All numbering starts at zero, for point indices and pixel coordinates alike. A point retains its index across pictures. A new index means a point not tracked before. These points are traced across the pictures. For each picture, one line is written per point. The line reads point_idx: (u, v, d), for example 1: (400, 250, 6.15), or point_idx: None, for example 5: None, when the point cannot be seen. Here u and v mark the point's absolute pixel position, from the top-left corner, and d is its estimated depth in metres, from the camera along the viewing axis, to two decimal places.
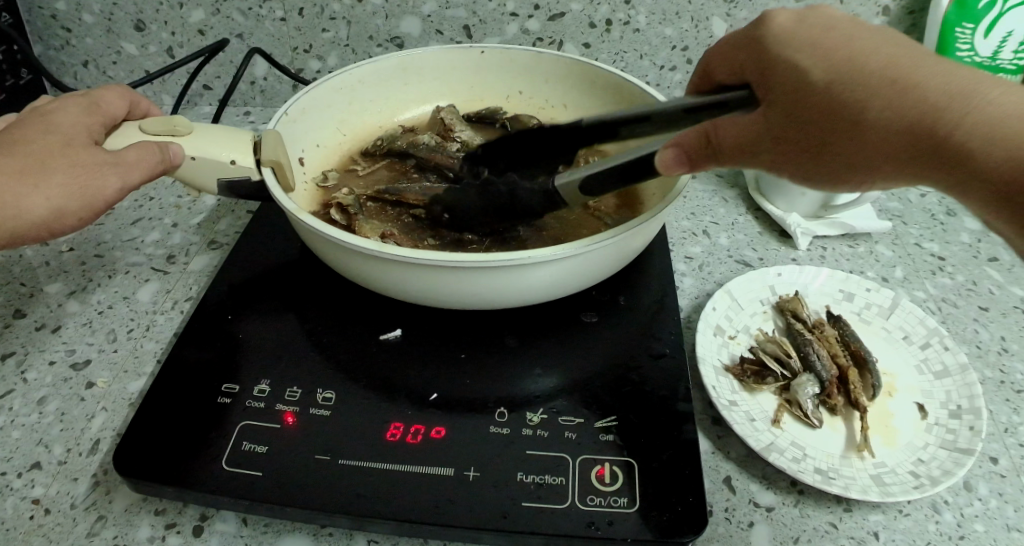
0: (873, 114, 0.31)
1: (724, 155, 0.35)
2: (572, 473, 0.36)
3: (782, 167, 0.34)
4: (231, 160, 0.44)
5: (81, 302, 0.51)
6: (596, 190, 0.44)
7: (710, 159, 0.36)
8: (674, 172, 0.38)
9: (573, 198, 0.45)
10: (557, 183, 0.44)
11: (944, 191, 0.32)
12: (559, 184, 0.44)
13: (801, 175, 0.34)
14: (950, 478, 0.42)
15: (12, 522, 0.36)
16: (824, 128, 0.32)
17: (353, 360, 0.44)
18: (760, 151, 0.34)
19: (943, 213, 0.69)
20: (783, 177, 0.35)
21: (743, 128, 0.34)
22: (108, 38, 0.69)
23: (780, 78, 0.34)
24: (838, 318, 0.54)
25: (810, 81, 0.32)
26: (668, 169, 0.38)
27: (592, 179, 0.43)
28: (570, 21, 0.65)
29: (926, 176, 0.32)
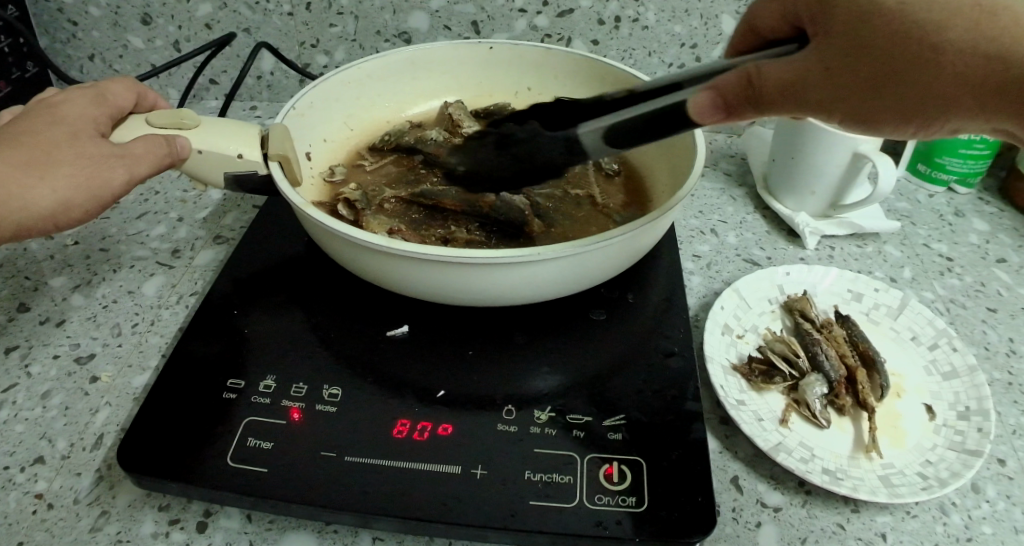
0: (949, 46, 0.29)
1: (768, 103, 0.33)
2: (579, 472, 0.36)
3: (832, 108, 0.32)
4: (239, 153, 0.43)
5: (86, 296, 0.51)
6: (623, 143, 0.42)
7: (751, 107, 0.34)
8: (708, 118, 0.36)
9: (597, 150, 0.44)
10: (583, 129, 0.43)
11: (1022, 126, 0.30)
12: (583, 129, 0.43)
13: (854, 120, 0.32)
14: (958, 480, 0.41)
15: (16, 516, 0.36)
16: (889, 60, 0.30)
17: (359, 356, 0.43)
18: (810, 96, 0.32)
19: (952, 214, 0.69)
20: (833, 120, 0.33)
21: (793, 66, 0.32)
22: (114, 32, 0.69)
23: (837, 7, 0.31)
24: (846, 318, 0.54)
25: (876, 2, 0.30)
26: (704, 116, 0.36)
27: (620, 129, 0.42)
28: (579, 17, 0.65)
29: (1003, 110, 0.30)
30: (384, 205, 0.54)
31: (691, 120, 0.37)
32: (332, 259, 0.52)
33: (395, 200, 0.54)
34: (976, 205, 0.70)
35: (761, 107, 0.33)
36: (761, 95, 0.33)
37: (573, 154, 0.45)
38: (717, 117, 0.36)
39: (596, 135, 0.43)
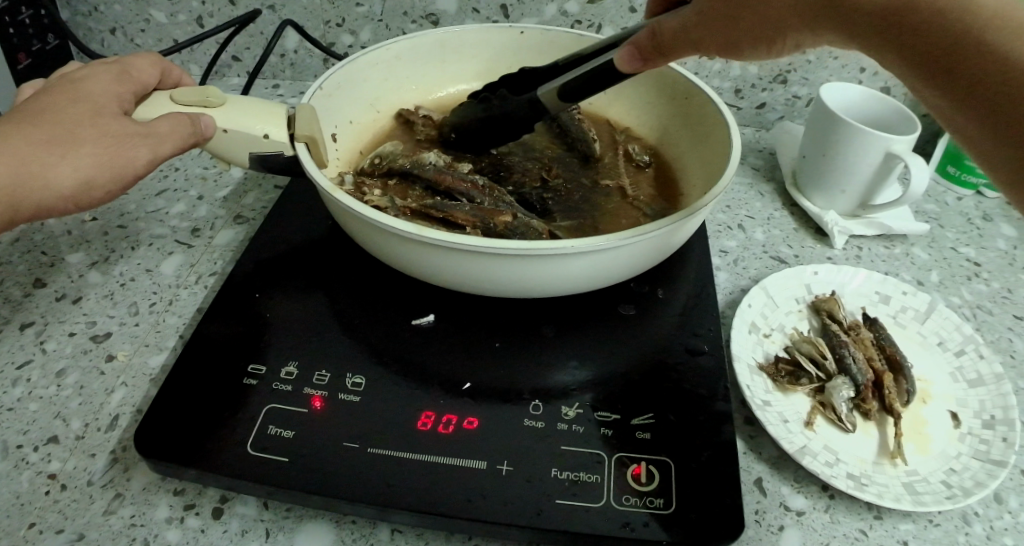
0: None
1: (669, 50, 0.39)
2: (608, 471, 0.35)
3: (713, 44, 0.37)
4: (265, 133, 0.42)
5: (103, 274, 0.50)
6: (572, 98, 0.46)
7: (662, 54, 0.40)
8: (630, 66, 0.41)
9: (555, 105, 0.48)
10: (540, 91, 0.48)
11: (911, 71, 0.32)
12: (538, 91, 0.48)
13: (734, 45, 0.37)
14: (983, 490, 0.40)
15: (29, 497, 0.35)
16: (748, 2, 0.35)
17: (385, 345, 0.43)
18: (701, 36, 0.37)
19: (981, 218, 0.67)
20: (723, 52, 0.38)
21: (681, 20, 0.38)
22: (137, 5, 0.67)
23: None
24: (874, 320, 0.52)
25: None
26: (625, 64, 0.42)
27: (568, 87, 0.46)
28: (611, 4, 0.63)
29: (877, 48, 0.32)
30: (413, 207, 0.49)
31: (613, 67, 0.42)
32: (353, 242, 0.51)
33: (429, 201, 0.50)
34: (1005, 209, 0.68)
35: (667, 54, 0.40)
36: (666, 39, 0.39)
37: (535, 109, 0.49)
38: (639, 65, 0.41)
39: (554, 95, 0.47)
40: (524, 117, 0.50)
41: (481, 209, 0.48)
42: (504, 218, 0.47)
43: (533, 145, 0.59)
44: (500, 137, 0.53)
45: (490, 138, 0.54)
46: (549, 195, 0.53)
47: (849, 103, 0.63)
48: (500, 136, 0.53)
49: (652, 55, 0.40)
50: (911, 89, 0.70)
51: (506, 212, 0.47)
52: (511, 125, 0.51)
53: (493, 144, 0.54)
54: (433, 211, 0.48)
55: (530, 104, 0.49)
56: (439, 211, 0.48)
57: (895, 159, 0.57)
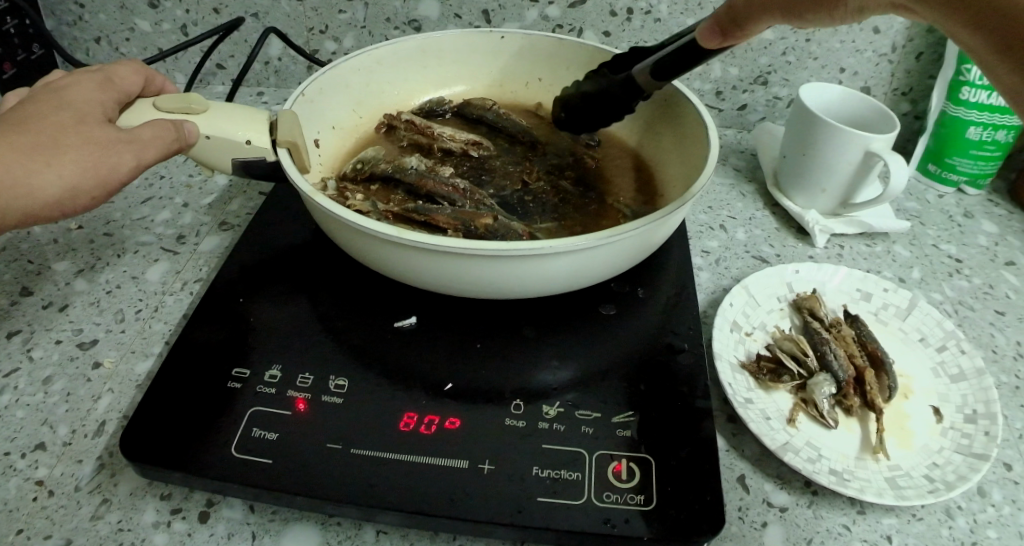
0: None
1: (745, 18, 0.38)
2: (588, 468, 0.36)
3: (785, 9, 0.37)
4: (247, 140, 0.43)
5: (89, 281, 0.50)
6: (602, 111, 0.52)
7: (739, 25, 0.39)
8: (711, 42, 0.41)
9: (649, 84, 0.47)
10: (633, 70, 0.47)
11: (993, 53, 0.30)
12: (634, 70, 0.47)
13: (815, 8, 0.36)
14: (965, 484, 0.41)
15: (17, 503, 0.36)
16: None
17: (367, 347, 0.43)
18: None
19: (962, 215, 0.68)
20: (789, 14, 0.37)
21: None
22: (121, 14, 0.68)
23: None
24: (855, 317, 0.53)
25: None
26: (708, 41, 0.41)
27: (661, 66, 0.45)
28: (591, 8, 0.64)
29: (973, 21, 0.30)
30: (395, 212, 0.49)
31: (698, 45, 0.42)
32: (338, 247, 0.51)
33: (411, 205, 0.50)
34: (985, 206, 0.69)
35: (740, 25, 0.39)
36: (742, 10, 0.38)
37: (630, 87, 0.49)
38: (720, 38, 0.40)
39: (647, 73, 0.47)
40: (620, 97, 0.50)
41: (461, 212, 0.48)
42: (484, 220, 0.47)
43: (515, 150, 0.60)
44: (601, 118, 0.53)
45: (589, 120, 0.54)
46: (530, 198, 0.54)
47: (828, 103, 0.64)
48: (602, 117, 0.53)
49: (732, 32, 0.39)
50: (890, 89, 0.71)
51: (487, 215, 0.48)
52: (610, 104, 0.51)
53: (595, 125, 0.55)
54: (414, 215, 0.49)
55: (625, 83, 0.48)
56: (420, 215, 0.49)
57: (873, 158, 0.58)
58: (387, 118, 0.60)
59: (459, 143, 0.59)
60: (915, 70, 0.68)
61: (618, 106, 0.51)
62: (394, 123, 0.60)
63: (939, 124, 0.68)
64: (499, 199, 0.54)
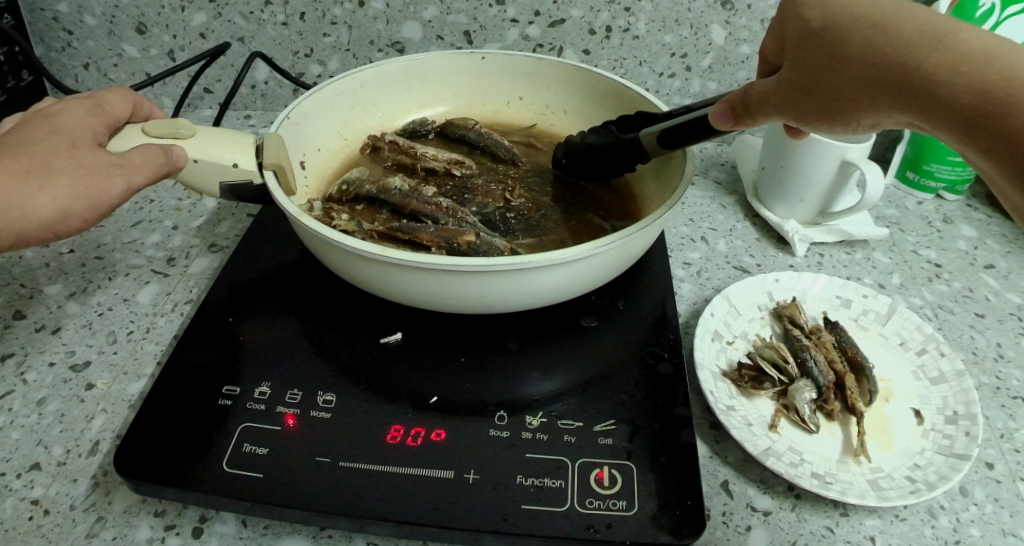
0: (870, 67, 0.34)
1: (758, 110, 0.40)
2: (571, 475, 0.37)
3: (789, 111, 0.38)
4: (234, 163, 0.44)
5: (81, 304, 0.51)
6: (603, 167, 0.53)
7: (753, 115, 0.40)
8: (722, 125, 0.42)
9: (652, 149, 0.48)
10: (641, 132, 0.48)
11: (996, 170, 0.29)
12: (640, 132, 0.48)
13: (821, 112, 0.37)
14: (947, 483, 0.42)
15: (12, 523, 0.36)
16: (820, 84, 0.36)
17: (354, 363, 0.44)
18: (787, 97, 0.38)
19: (940, 221, 0.70)
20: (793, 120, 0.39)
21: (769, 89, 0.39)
22: (109, 41, 0.69)
23: (817, 57, 0.36)
24: (835, 324, 0.54)
25: (837, 53, 0.35)
26: (719, 122, 0.42)
27: (668, 134, 0.46)
28: (570, 27, 0.66)
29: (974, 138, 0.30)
30: (380, 230, 0.50)
31: (709, 123, 0.43)
32: (326, 266, 0.53)
33: (396, 224, 0.51)
34: (964, 211, 0.71)
35: (752, 114, 0.40)
36: (756, 100, 0.40)
37: (635, 147, 0.49)
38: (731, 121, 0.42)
39: (653, 138, 0.47)
40: (626, 156, 0.50)
41: (444, 230, 0.49)
42: (467, 237, 0.48)
43: (497, 168, 0.62)
44: (608, 170, 0.54)
45: (596, 171, 0.55)
46: (513, 214, 0.55)
47: None
48: (609, 170, 0.54)
49: (743, 117, 0.41)
50: None
51: (469, 232, 0.49)
52: (616, 160, 0.52)
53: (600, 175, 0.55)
54: (399, 234, 0.50)
55: (632, 143, 0.49)
56: (405, 233, 0.50)
57: (850, 167, 0.60)
58: (371, 139, 0.61)
59: (443, 162, 0.61)
60: None
61: (624, 163, 0.51)
62: (379, 143, 0.61)
63: (915, 132, 0.70)
64: (482, 216, 0.55)
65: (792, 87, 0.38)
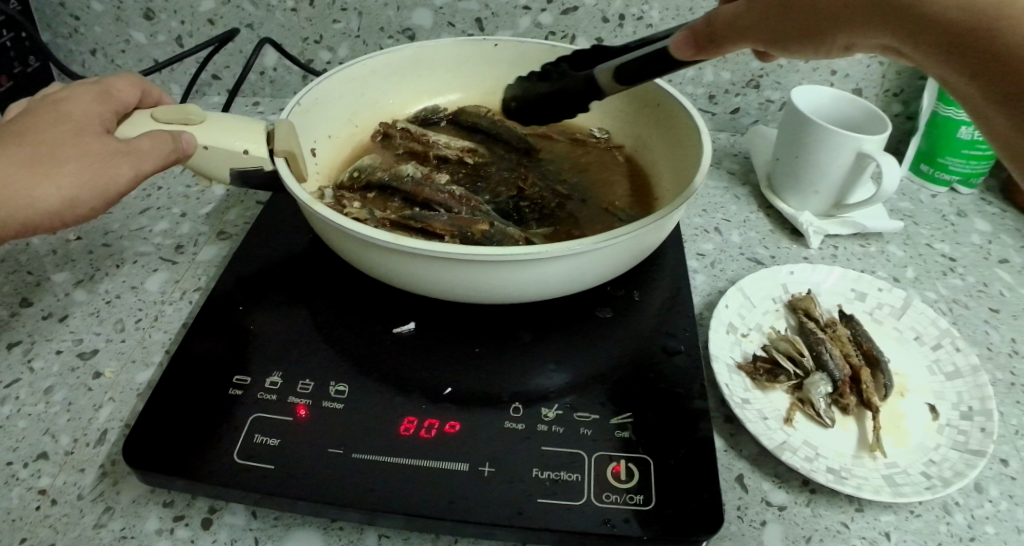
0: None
1: (724, 37, 0.36)
2: (587, 469, 0.36)
3: (760, 39, 0.35)
4: (244, 149, 0.43)
5: (88, 292, 0.50)
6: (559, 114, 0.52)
7: (719, 45, 0.37)
8: (686, 53, 0.39)
9: (610, 87, 0.46)
10: (597, 70, 0.46)
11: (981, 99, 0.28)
12: (595, 70, 0.46)
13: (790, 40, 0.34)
14: (962, 480, 0.41)
15: (19, 512, 0.36)
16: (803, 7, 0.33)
17: (366, 353, 0.43)
18: (755, 25, 0.35)
19: (954, 215, 0.69)
20: (759, 48, 0.36)
21: (738, 14, 0.36)
22: (116, 27, 0.68)
23: None
24: (850, 317, 0.54)
25: None
26: (681, 52, 0.39)
27: (623, 67, 0.44)
28: (583, 15, 0.65)
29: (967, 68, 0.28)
30: (392, 219, 0.50)
31: (670, 53, 0.40)
32: (336, 255, 0.52)
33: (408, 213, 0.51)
34: (978, 205, 0.70)
35: (718, 43, 0.37)
36: (722, 27, 0.36)
37: (591, 86, 0.48)
38: (694, 51, 0.38)
39: (610, 74, 0.45)
40: (578, 93, 0.49)
41: (458, 218, 0.49)
42: (481, 226, 0.48)
43: (510, 157, 0.61)
44: (561, 112, 0.52)
45: (547, 113, 0.53)
46: (526, 203, 0.54)
47: (819, 106, 0.65)
48: (560, 111, 0.52)
49: (709, 47, 0.37)
50: (880, 91, 0.72)
51: (483, 221, 0.48)
52: (570, 100, 0.50)
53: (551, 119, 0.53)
54: (412, 222, 0.49)
55: (587, 81, 0.47)
56: (418, 222, 0.49)
57: (866, 159, 0.59)
58: (383, 127, 0.61)
59: (455, 150, 0.60)
60: (906, 72, 0.69)
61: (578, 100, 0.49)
62: (390, 128, 0.61)
63: (931, 124, 0.69)
64: (495, 205, 0.54)
65: (763, 12, 0.35)
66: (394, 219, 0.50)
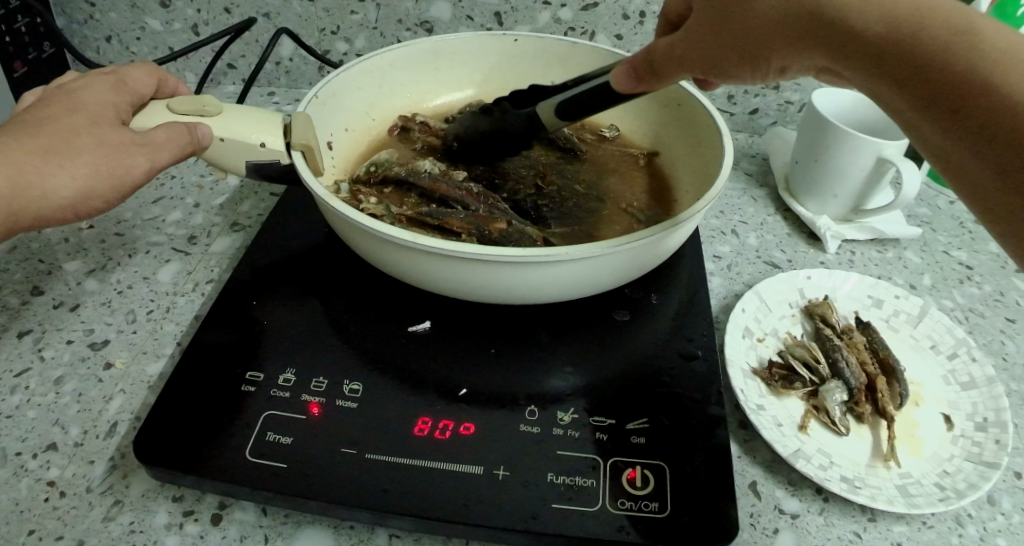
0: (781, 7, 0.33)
1: (661, 69, 0.39)
2: (603, 475, 0.35)
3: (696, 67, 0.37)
4: (261, 142, 0.43)
5: (100, 281, 0.50)
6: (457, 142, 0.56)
7: (659, 75, 0.40)
8: (626, 84, 0.42)
9: (550, 121, 0.50)
10: (537, 106, 0.50)
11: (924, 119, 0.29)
12: (537, 106, 0.49)
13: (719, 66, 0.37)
14: (976, 492, 0.40)
15: (28, 504, 0.36)
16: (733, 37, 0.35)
17: (382, 351, 0.43)
18: (691, 56, 0.37)
19: (972, 222, 0.68)
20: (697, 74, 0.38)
21: (673, 47, 0.38)
22: (132, 13, 0.68)
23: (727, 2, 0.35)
24: (867, 324, 0.53)
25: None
26: (620, 84, 0.42)
27: (566, 104, 0.47)
28: (604, 11, 0.64)
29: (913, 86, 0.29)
30: (409, 214, 0.49)
31: (610, 86, 0.43)
32: (350, 250, 0.51)
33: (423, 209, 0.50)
34: None
35: (658, 73, 0.40)
36: (657, 60, 0.39)
37: (531, 125, 0.51)
38: (633, 82, 0.41)
39: (551, 110, 0.49)
40: (521, 131, 0.52)
41: (475, 216, 0.48)
42: (498, 225, 0.47)
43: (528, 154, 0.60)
44: (500, 150, 0.55)
45: (484, 153, 0.56)
46: (544, 202, 0.54)
47: (839, 110, 0.64)
48: (499, 150, 0.55)
49: (647, 79, 0.40)
50: None
51: (500, 219, 0.48)
52: (509, 139, 0.53)
53: (487, 159, 0.57)
54: (428, 219, 0.48)
55: (529, 120, 0.51)
56: (434, 218, 0.48)
57: (886, 164, 0.58)
58: (401, 120, 0.61)
59: None
60: None
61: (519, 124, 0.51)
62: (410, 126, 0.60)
63: None
64: (513, 203, 0.53)
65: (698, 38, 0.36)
66: (410, 215, 0.50)
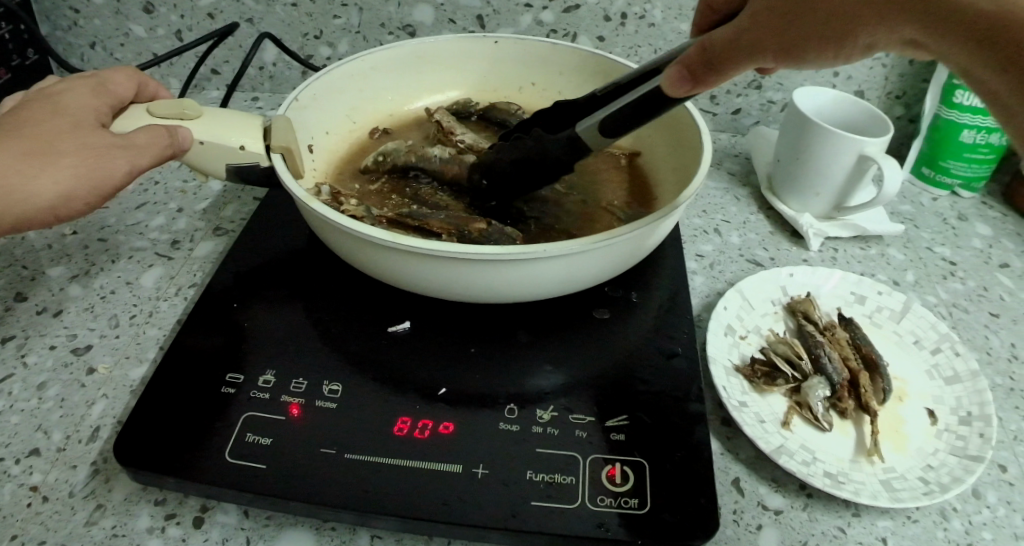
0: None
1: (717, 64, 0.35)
2: (582, 472, 0.36)
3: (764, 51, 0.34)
4: (241, 145, 0.43)
5: (84, 287, 0.50)
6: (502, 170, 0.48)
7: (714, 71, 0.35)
8: (677, 88, 0.36)
9: (596, 142, 0.43)
10: (579, 128, 0.43)
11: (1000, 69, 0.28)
12: (578, 127, 0.43)
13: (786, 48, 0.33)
14: (960, 485, 0.41)
15: (9, 509, 0.35)
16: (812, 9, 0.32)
17: (363, 352, 0.43)
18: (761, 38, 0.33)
19: (955, 218, 0.68)
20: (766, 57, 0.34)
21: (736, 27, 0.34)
22: (116, 20, 0.68)
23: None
24: (849, 320, 0.53)
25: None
26: (673, 88, 0.37)
27: (612, 120, 0.41)
28: (585, 13, 0.64)
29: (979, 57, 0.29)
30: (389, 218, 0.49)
31: (662, 91, 0.38)
32: (334, 252, 0.52)
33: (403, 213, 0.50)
34: (979, 209, 0.69)
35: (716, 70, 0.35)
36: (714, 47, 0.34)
37: (574, 147, 0.44)
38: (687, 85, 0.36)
39: (594, 130, 0.42)
40: (563, 157, 0.45)
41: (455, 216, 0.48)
42: (478, 225, 0.48)
43: None
44: (536, 179, 0.48)
45: (522, 183, 0.48)
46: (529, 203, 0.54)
47: (820, 107, 0.65)
48: (541, 175, 0.47)
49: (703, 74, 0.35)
50: (883, 92, 0.71)
51: (480, 220, 0.48)
52: (547, 164, 0.46)
53: (527, 189, 0.49)
54: (409, 220, 0.49)
55: (570, 143, 0.44)
56: (414, 220, 0.49)
57: (868, 161, 0.58)
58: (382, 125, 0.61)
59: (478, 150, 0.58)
60: (908, 74, 0.69)
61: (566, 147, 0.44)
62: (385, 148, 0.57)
63: (933, 127, 0.68)
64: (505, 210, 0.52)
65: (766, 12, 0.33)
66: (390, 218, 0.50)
